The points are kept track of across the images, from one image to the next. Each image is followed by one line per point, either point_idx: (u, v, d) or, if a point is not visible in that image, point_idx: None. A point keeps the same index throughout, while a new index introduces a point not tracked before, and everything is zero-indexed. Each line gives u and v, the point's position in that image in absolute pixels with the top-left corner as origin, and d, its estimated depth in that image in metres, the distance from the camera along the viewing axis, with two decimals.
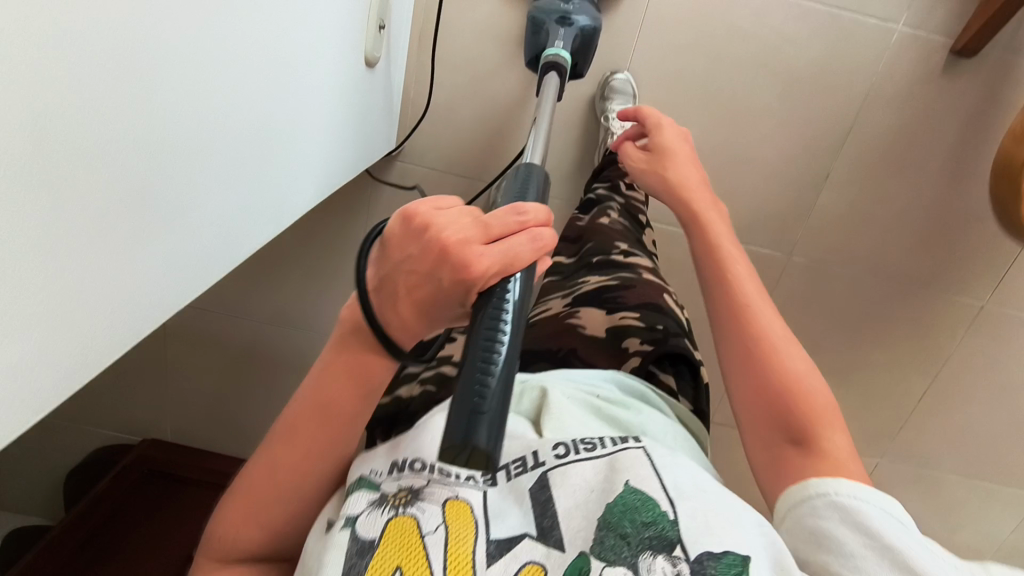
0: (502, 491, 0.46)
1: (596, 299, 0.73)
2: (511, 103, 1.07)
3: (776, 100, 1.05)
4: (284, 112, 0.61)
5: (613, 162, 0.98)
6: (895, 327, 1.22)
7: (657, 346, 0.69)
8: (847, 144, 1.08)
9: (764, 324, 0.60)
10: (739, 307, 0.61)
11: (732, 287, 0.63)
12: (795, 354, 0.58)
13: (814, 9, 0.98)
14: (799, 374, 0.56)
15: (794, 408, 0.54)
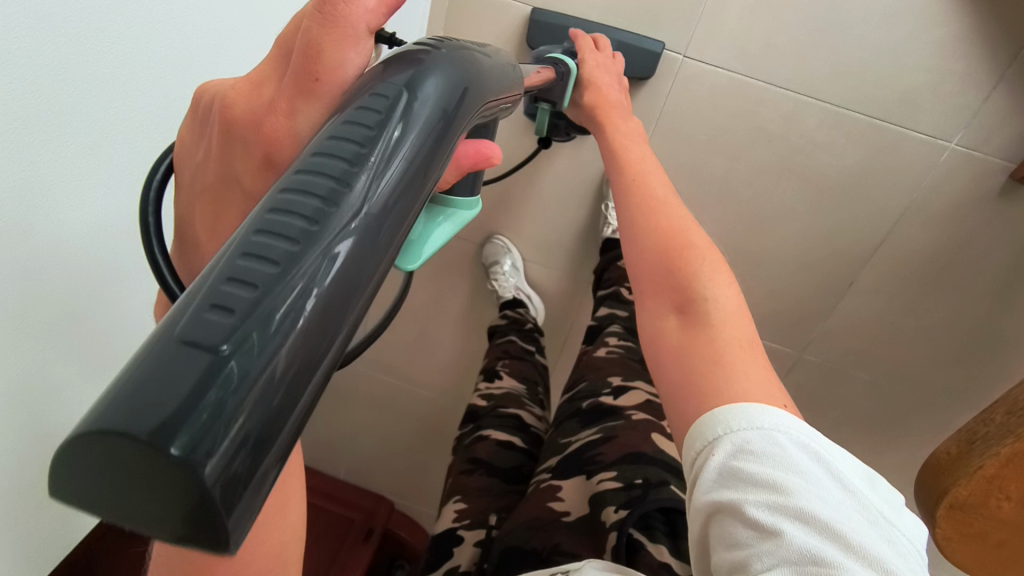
0: None
1: (568, 461, 0.71)
2: (517, 179, 1.03)
3: (801, 203, 0.97)
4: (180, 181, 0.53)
5: (613, 263, 0.98)
6: (909, 437, 1.15)
7: (628, 509, 0.60)
8: (878, 255, 0.99)
9: (664, 221, 0.63)
10: (647, 203, 0.65)
11: (642, 189, 0.67)
12: (686, 232, 0.62)
13: (852, 117, 0.89)
14: (683, 253, 0.60)
15: (680, 279, 0.57)
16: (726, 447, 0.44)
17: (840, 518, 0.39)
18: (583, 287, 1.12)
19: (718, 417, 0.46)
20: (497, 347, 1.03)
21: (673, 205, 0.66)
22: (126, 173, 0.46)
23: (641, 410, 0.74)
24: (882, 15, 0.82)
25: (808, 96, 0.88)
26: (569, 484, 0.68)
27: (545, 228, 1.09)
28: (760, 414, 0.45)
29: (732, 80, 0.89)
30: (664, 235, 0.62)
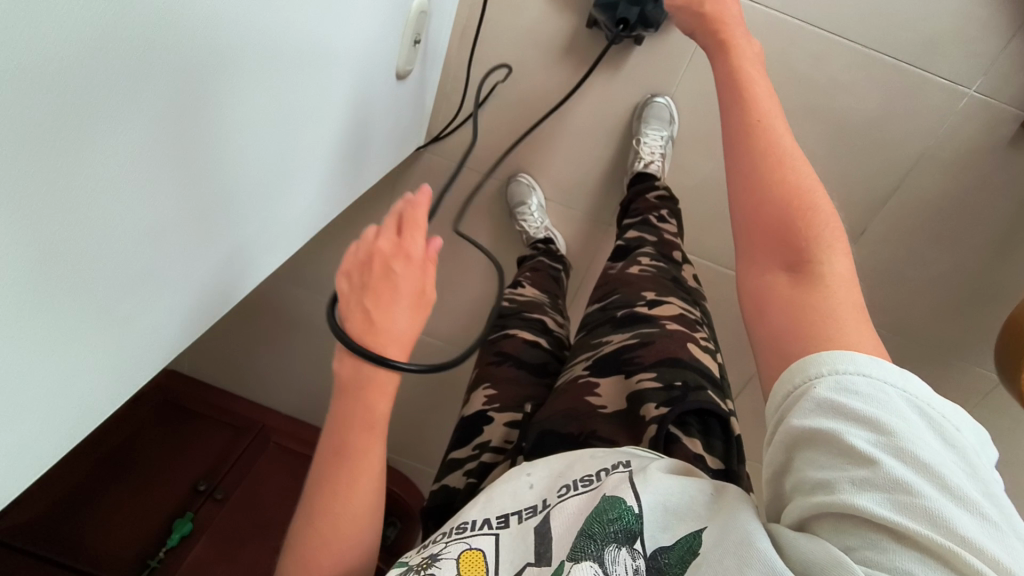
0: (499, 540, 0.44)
1: (603, 360, 0.71)
2: (546, 115, 1.03)
3: (823, 148, 1.00)
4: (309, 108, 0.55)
5: (640, 195, 0.98)
6: (909, 389, 1.19)
7: (670, 406, 0.60)
8: (892, 204, 1.03)
9: (783, 162, 0.57)
10: (763, 143, 0.59)
11: (756, 129, 0.60)
12: (804, 178, 0.55)
13: (878, 61, 0.92)
14: (799, 199, 0.54)
15: (786, 226, 0.53)
16: (818, 386, 0.41)
17: (942, 465, 0.36)
18: (604, 231, 1.12)
19: (823, 355, 0.42)
20: (524, 266, 1.06)
21: (790, 147, 0.59)
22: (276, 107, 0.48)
23: (674, 323, 0.74)
24: None
25: (840, 37, 0.91)
26: (606, 380, 0.68)
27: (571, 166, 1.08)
28: (869, 354, 0.41)
29: (768, 17, 0.91)
30: (784, 182, 0.55)
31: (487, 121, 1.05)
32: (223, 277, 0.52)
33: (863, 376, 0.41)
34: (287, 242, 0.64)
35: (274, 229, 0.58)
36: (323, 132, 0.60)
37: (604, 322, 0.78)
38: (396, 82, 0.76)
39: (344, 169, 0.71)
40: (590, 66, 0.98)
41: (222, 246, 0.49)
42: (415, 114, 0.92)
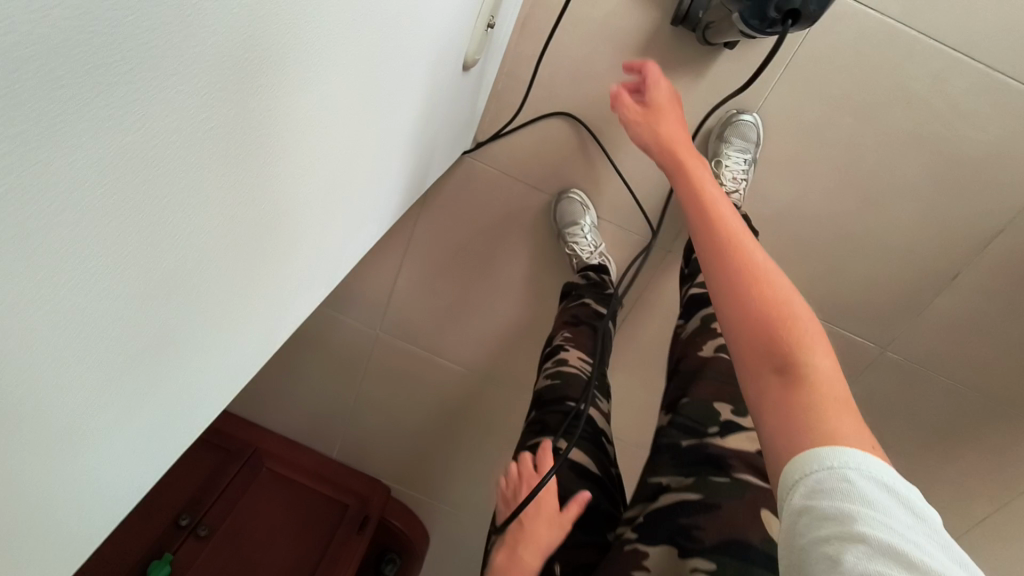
0: None
1: (655, 521, 0.55)
2: (612, 123, 0.91)
3: (924, 180, 0.88)
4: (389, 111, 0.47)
5: None
6: (981, 450, 1.08)
7: None
8: (994, 248, 0.91)
9: (758, 276, 0.52)
10: (734, 251, 0.55)
11: (725, 236, 0.57)
12: (784, 294, 0.51)
13: (1002, 85, 0.81)
14: (785, 307, 0.49)
15: (788, 373, 0.45)
16: (820, 485, 0.39)
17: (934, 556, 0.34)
18: (662, 257, 1.00)
19: (817, 450, 0.40)
20: (566, 312, 0.91)
21: (760, 253, 0.56)
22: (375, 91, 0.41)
23: (755, 478, 0.56)
24: None
25: (959, 56, 0.80)
26: (654, 553, 0.53)
27: (633, 184, 0.95)
28: (860, 452, 0.40)
29: (882, 27, 0.79)
30: (766, 293, 0.51)
31: (542, 127, 0.92)
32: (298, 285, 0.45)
33: (864, 481, 0.39)
34: (330, 270, 0.50)
35: (318, 258, 0.45)
36: (393, 128, 0.48)
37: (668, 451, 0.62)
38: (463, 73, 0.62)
39: (396, 178, 0.56)
40: (668, 72, 0.86)
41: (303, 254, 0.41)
42: (468, 115, 0.78)
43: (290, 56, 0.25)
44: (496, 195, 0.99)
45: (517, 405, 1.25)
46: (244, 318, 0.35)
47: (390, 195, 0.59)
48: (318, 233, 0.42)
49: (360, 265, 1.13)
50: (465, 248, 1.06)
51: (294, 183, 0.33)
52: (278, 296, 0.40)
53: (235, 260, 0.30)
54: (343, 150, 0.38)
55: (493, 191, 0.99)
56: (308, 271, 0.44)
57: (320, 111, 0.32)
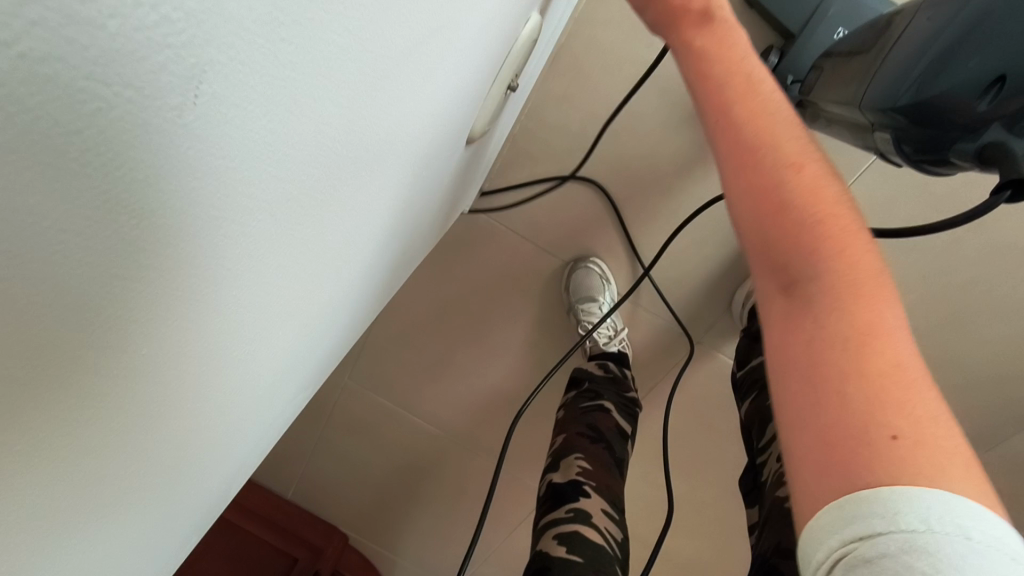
0: None
1: None
2: (648, 187, 0.73)
3: None
4: (423, 187, 0.34)
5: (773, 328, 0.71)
6: None
7: None
8: None
9: (836, 286, 0.27)
10: (791, 229, 0.28)
11: (776, 179, 0.29)
12: (875, 307, 0.26)
13: None
14: (873, 346, 0.25)
15: (861, 482, 0.23)
16: (856, 561, 0.22)
17: None
18: (686, 348, 0.83)
19: (857, 522, 0.22)
20: (580, 421, 0.71)
21: (845, 217, 0.29)
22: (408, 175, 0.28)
23: None
24: None
25: None
26: None
27: (666, 262, 0.77)
28: (941, 516, 0.22)
29: None
30: (839, 313, 0.26)
31: (565, 182, 0.75)
32: (256, 432, 0.31)
33: (936, 536, 0.22)
34: (313, 370, 0.37)
35: (267, 407, 0.30)
36: (419, 196, 0.35)
37: None
38: (464, 147, 0.44)
39: (349, 315, 0.38)
40: None
41: (267, 397, 0.28)
42: (470, 178, 0.59)
43: (232, 183, 0.12)
44: (498, 252, 0.82)
45: (496, 476, 1.08)
46: (148, 516, 0.23)
47: (374, 295, 0.44)
48: (272, 380, 0.27)
49: None
50: (455, 306, 0.88)
51: (222, 357, 0.19)
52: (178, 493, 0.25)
53: (97, 484, 0.17)
54: (336, 261, 0.25)
55: (495, 249, 0.81)
56: (257, 418, 0.29)
57: (282, 253, 0.18)
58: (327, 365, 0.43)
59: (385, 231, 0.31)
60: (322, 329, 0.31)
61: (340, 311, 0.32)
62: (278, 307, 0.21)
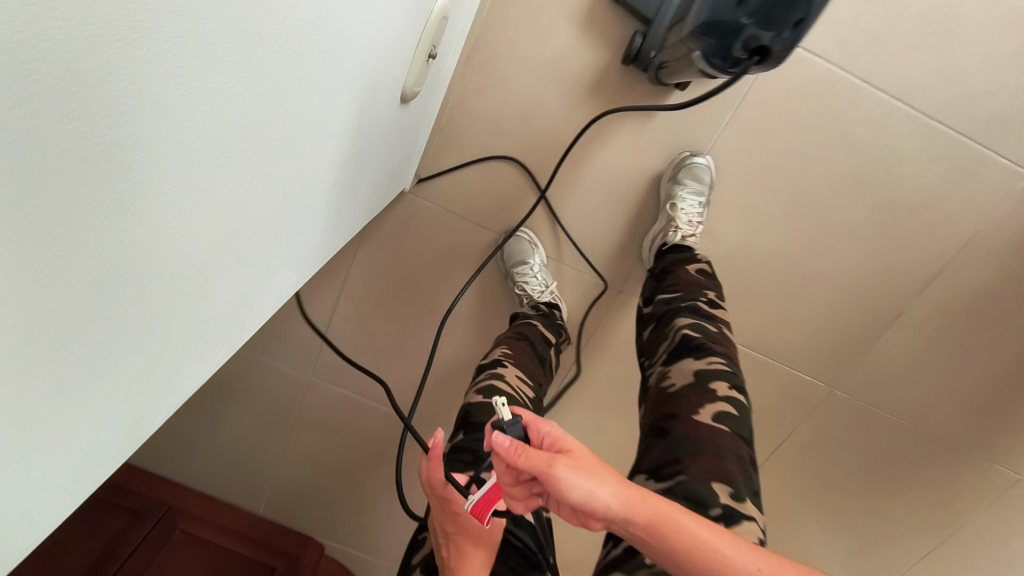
0: None
1: None
2: (559, 157, 0.87)
3: (867, 222, 0.88)
4: (310, 129, 0.37)
5: (677, 265, 0.82)
6: (924, 486, 1.09)
7: None
8: (932, 287, 0.92)
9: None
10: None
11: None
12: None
13: (940, 133, 0.82)
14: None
15: None
16: None
17: None
18: (610, 297, 0.96)
19: None
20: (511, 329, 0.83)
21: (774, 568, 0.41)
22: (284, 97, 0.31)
23: None
24: (992, 27, 0.76)
25: (904, 104, 0.80)
26: None
27: (584, 222, 0.91)
28: None
29: (828, 73, 0.79)
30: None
31: (492, 162, 0.88)
32: (162, 365, 0.33)
33: None
34: (223, 322, 0.40)
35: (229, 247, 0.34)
36: (310, 140, 0.38)
37: None
38: (399, 107, 0.56)
39: (317, 219, 0.48)
40: (621, 108, 0.83)
41: (164, 318, 0.30)
42: (406, 150, 0.72)
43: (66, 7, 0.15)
44: (440, 231, 0.93)
45: None
46: (47, 426, 0.25)
47: (325, 204, 0.49)
48: (231, 201, 0.31)
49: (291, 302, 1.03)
50: (406, 288, 0.98)
51: (118, 188, 0.21)
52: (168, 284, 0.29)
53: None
54: (213, 173, 0.27)
55: (437, 228, 0.93)
56: (159, 344, 0.31)
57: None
58: (280, 270, 0.47)
59: (274, 165, 0.34)
60: (221, 258, 0.34)
61: (236, 245, 0.34)
62: (240, 82, 0.26)
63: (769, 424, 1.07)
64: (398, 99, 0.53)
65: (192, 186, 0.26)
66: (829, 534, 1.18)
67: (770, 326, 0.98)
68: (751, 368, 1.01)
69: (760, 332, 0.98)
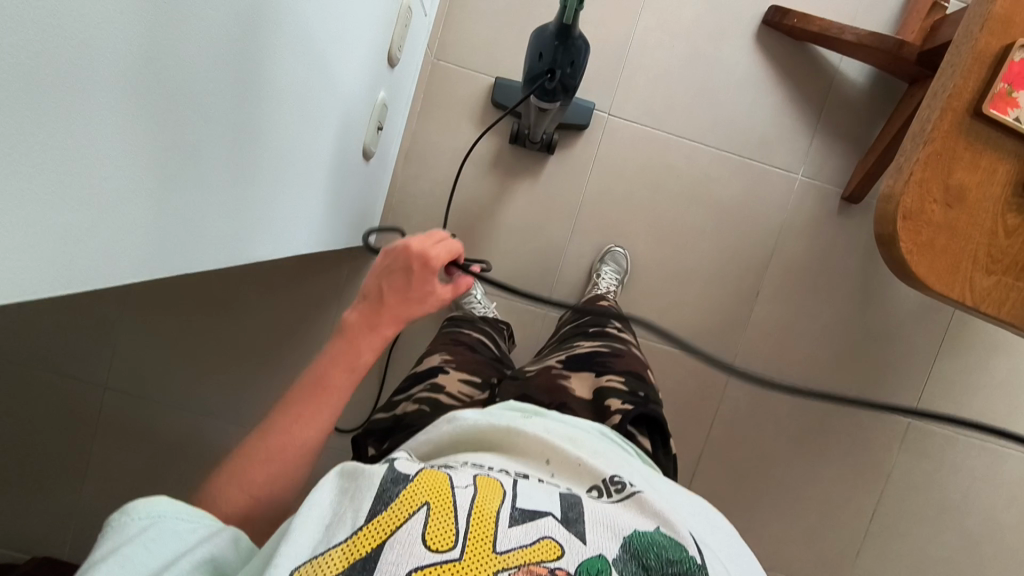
0: (531, 480, 0.48)
1: (581, 356, 0.84)
2: (479, 214, 1.20)
3: (707, 225, 1.22)
4: (296, 80, 0.58)
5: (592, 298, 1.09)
6: (840, 443, 1.27)
7: (635, 407, 0.71)
8: (772, 265, 1.23)
9: None
10: None
11: None
12: None
13: (731, 157, 1.20)
14: None
15: None
16: None
17: None
18: (537, 315, 1.23)
19: None
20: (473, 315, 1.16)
21: None
22: (285, 34, 0.52)
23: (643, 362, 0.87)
24: (736, 87, 1.18)
25: (700, 143, 1.19)
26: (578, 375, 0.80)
27: (505, 258, 1.21)
28: None
29: (643, 130, 1.19)
30: None
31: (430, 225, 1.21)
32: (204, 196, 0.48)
33: None
34: (240, 212, 0.55)
35: (266, 137, 0.56)
36: (296, 89, 0.59)
37: (580, 334, 0.92)
38: (363, 161, 0.92)
39: (321, 198, 0.76)
40: (515, 175, 1.20)
41: (210, 144, 0.46)
42: (371, 208, 1.06)
43: None
44: None
45: None
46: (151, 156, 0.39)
47: (322, 184, 0.75)
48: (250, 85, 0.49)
49: (281, 371, 1.23)
50: None
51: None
52: (253, 133, 0.53)
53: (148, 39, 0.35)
54: (246, 45, 0.47)
55: None
56: (206, 172, 0.47)
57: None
58: (289, 219, 0.68)
59: (274, 85, 0.54)
60: (242, 135, 0.51)
61: (251, 132, 0.52)
62: None
63: (694, 408, 1.27)
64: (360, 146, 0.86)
65: (235, 43, 0.45)
66: (781, 512, 1.30)
67: (666, 319, 1.24)
68: (662, 358, 1.26)
69: (660, 324, 1.24)
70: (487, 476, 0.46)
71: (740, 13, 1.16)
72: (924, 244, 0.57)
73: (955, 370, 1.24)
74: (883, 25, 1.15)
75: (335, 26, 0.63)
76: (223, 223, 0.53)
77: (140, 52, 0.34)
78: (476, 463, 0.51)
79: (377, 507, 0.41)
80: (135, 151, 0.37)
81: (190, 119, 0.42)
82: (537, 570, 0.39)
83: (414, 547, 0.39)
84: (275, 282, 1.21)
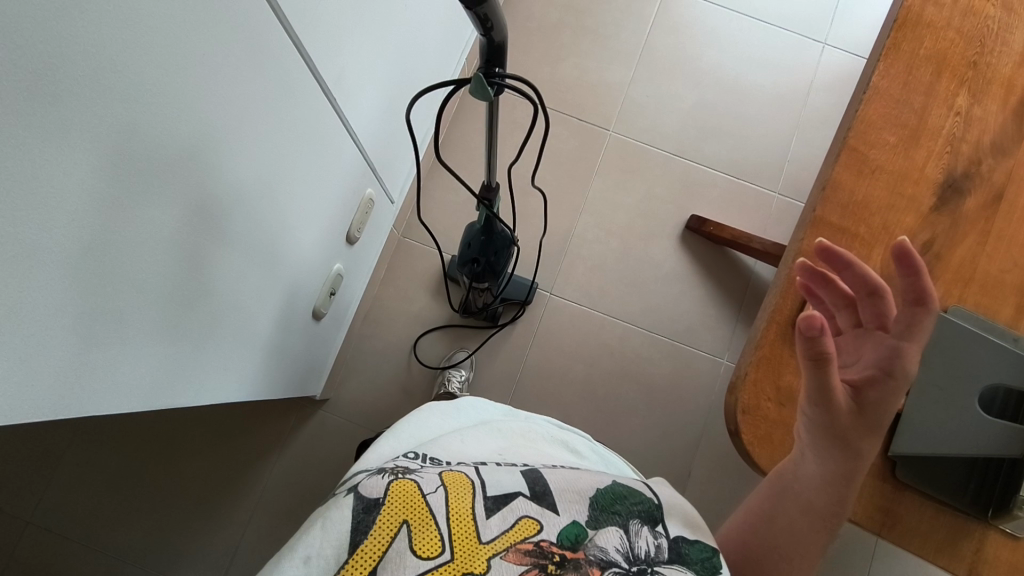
0: (492, 466, 0.61)
1: None
2: (425, 376, 1.29)
3: (639, 403, 1.28)
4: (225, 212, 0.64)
5: None
6: None
7: None
8: (702, 447, 1.26)
9: None
10: None
11: None
12: None
13: (659, 339, 1.31)
14: None
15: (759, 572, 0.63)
16: None
17: None
18: None
19: None
20: None
21: None
22: (201, 178, 0.58)
23: None
24: (664, 280, 1.33)
25: (633, 324, 1.31)
26: None
27: None
28: None
29: (580, 310, 1.32)
30: None
31: (380, 381, 1.29)
32: (86, 318, 0.50)
33: None
34: (160, 320, 0.60)
35: (189, 249, 0.60)
36: (222, 232, 0.65)
37: None
38: (312, 319, 1.03)
39: (257, 352, 0.85)
40: (461, 342, 1.31)
41: (92, 260, 0.48)
42: (320, 364, 1.16)
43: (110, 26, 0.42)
44: (342, 439, 1.25)
45: None
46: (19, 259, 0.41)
47: (261, 339, 0.84)
48: (141, 219, 0.52)
49: (211, 516, 1.21)
50: (310, 490, 1.23)
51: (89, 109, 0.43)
52: (207, 292, 0.67)
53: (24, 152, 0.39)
54: (153, 160, 0.51)
55: (340, 434, 1.26)
56: (81, 289, 0.48)
57: (252, 200, 0.69)
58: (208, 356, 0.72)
59: (185, 211, 0.58)
60: (149, 251, 0.55)
61: (163, 243, 0.56)
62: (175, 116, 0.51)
63: None
64: (305, 299, 0.96)
65: (140, 181, 0.50)
66: None
67: None
68: None
69: None
70: (451, 470, 0.56)
71: (666, 219, 1.35)
72: (763, 437, 0.63)
73: (893, 570, 1.21)
74: (787, 238, 1.34)
75: (266, 179, 0.69)
76: (144, 368, 0.61)
77: (81, 239, 0.46)
78: (424, 457, 0.62)
79: (358, 538, 0.48)
80: (63, 311, 0.47)
81: (134, 290, 0.55)
82: (525, 547, 0.51)
83: (407, 562, 0.47)
84: (222, 424, 1.25)
